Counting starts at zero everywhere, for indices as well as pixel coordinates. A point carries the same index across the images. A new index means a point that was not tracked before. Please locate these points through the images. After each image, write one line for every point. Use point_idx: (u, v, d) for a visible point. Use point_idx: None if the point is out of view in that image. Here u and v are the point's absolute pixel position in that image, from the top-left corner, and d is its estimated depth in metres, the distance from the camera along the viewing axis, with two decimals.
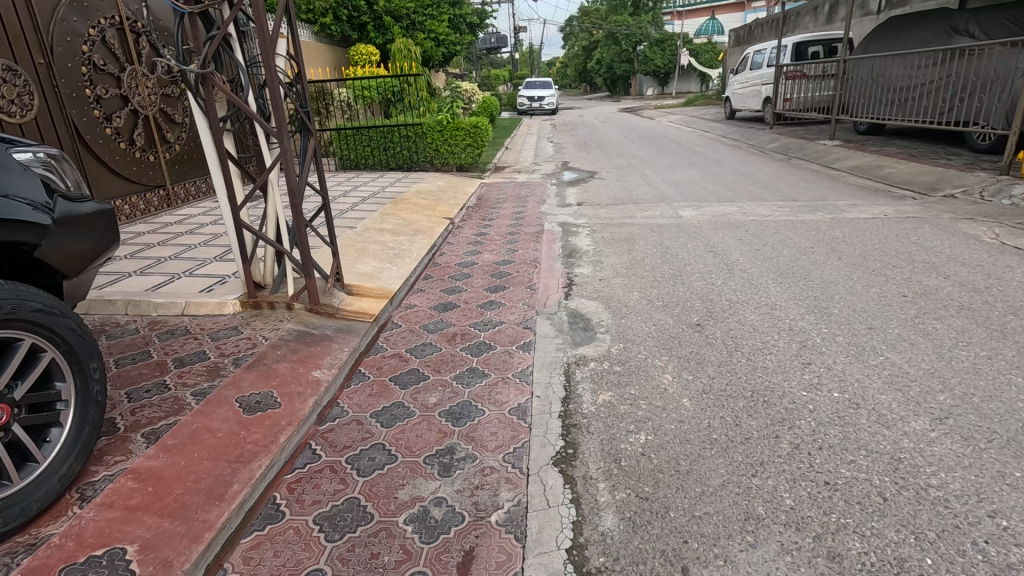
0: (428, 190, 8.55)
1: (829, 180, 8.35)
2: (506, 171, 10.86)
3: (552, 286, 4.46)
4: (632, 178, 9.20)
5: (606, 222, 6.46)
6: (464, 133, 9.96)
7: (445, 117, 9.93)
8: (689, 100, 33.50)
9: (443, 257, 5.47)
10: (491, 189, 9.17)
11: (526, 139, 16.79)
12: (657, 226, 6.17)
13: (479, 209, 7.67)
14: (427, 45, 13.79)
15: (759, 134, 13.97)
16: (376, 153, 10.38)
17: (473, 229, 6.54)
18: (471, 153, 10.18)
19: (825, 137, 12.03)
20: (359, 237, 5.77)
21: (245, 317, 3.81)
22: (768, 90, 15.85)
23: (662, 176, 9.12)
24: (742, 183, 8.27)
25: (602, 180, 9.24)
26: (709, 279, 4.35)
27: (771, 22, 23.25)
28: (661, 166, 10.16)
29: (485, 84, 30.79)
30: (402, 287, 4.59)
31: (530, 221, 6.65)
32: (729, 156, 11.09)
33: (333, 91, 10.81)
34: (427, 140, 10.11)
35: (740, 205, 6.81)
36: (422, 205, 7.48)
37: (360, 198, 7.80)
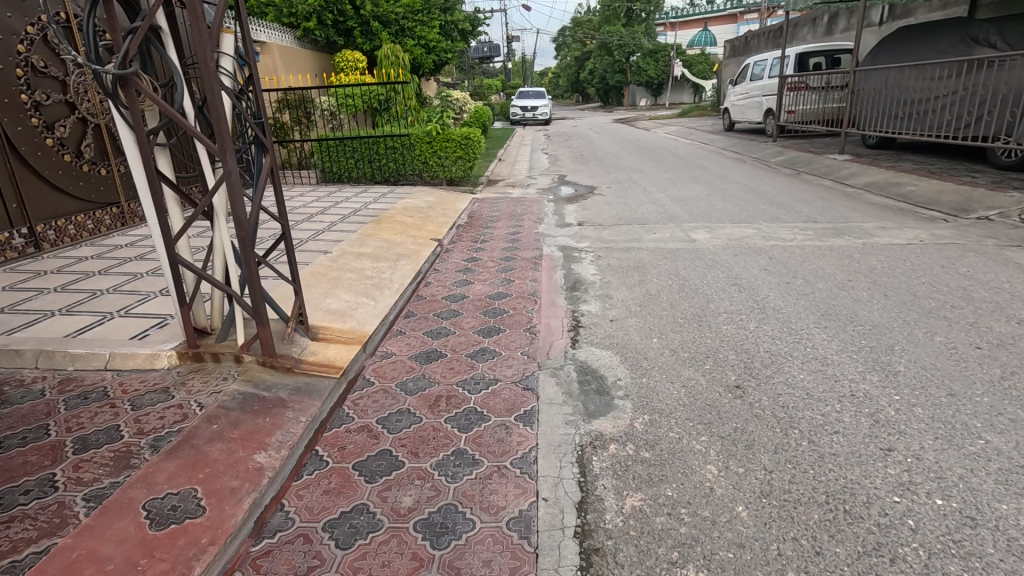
0: (415, 206, 7.89)
1: (847, 198, 7.79)
2: (500, 185, 10.21)
3: (555, 328, 3.79)
4: (634, 195, 8.59)
5: (611, 246, 5.83)
6: (455, 145, 9.38)
7: (435, 128, 9.31)
8: (684, 110, 33.11)
9: (429, 289, 4.79)
10: (484, 205, 8.52)
11: (520, 150, 16.21)
12: (669, 250, 5.55)
13: (470, 229, 7.00)
14: (417, 52, 13.18)
15: (762, 147, 13.44)
16: (361, 165, 9.69)
17: (463, 253, 5.87)
18: (463, 166, 9.54)
19: (833, 150, 11.51)
20: (333, 264, 5.08)
21: (181, 374, 3.10)
22: (770, 102, 15.36)
23: (667, 193, 8.52)
24: (754, 201, 7.68)
25: (602, 196, 8.63)
26: (740, 322, 3.71)
27: (767, 32, 22.92)
28: (665, 182, 9.56)
29: (476, 93, 30.33)
30: (379, 329, 3.90)
31: (526, 244, 6.01)
32: (735, 171, 10.53)
33: (315, 99, 10.12)
34: (416, 151, 9.45)
35: (757, 226, 6.21)
36: (408, 224, 6.81)
37: (340, 216, 7.13)
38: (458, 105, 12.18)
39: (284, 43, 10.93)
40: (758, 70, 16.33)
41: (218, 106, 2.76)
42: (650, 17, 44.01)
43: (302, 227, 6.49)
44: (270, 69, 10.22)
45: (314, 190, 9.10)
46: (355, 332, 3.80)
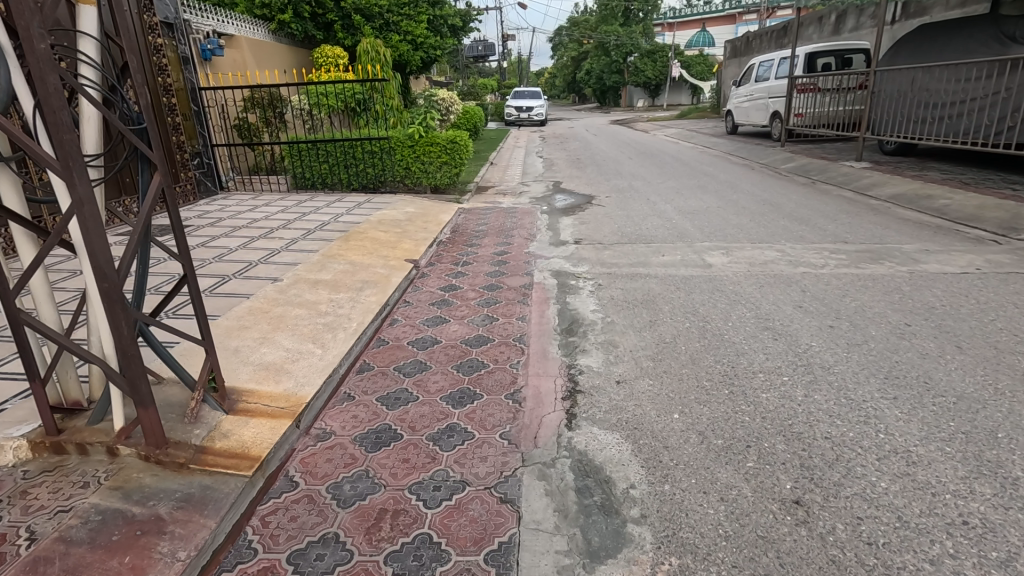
0: (393, 219, 7.05)
1: (873, 212, 7.01)
2: (490, 193, 9.38)
3: (546, 395, 2.95)
4: (637, 206, 7.76)
5: (613, 271, 5.00)
6: (440, 149, 8.56)
7: (417, 130, 8.48)
8: (683, 112, 32.41)
9: (395, 329, 3.95)
10: (471, 217, 7.70)
11: (515, 153, 15.41)
12: (681, 278, 4.73)
13: (452, 246, 6.15)
14: (403, 49, 12.33)
15: (770, 152, 12.63)
16: (336, 170, 8.79)
17: (441, 278, 5.03)
18: (448, 173, 8.72)
19: (848, 156, 10.73)
20: (280, 297, 4.21)
21: (28, 476, 2.26)
22: (776, 105, 14.59)
23: (673, 205, 7.70)
24: (770, 215, 6.89)
25: (602, 207, 7.81)
26: (783, 390, 2.88)
27: (770, 33, 22.25)
28: (669, 191, 8.75)
29: (469, 93, 29.51)
30: (320, 394, 3.05)
31: (514, 267, 5.18)
32: (744, 178, 9.75)
33: (288, 97, 9.24)
34: (397, 156, 8.60)
35: (780, 248, 5.40)
36: (380, 242, 5.97)
37: (305, 230, 6.29)
38: (445, 105, 11.32)
39: (258, 36, 10.02)
40: (763, 71, 15.55)
41: (60, 107, 1.90)
42: (648, 17, 43.32)
43: (256, 244, 5.63)
44: (239, 64, 9.31)
45: (283, 198, 8.22)
46: (288, 399, 2.95)
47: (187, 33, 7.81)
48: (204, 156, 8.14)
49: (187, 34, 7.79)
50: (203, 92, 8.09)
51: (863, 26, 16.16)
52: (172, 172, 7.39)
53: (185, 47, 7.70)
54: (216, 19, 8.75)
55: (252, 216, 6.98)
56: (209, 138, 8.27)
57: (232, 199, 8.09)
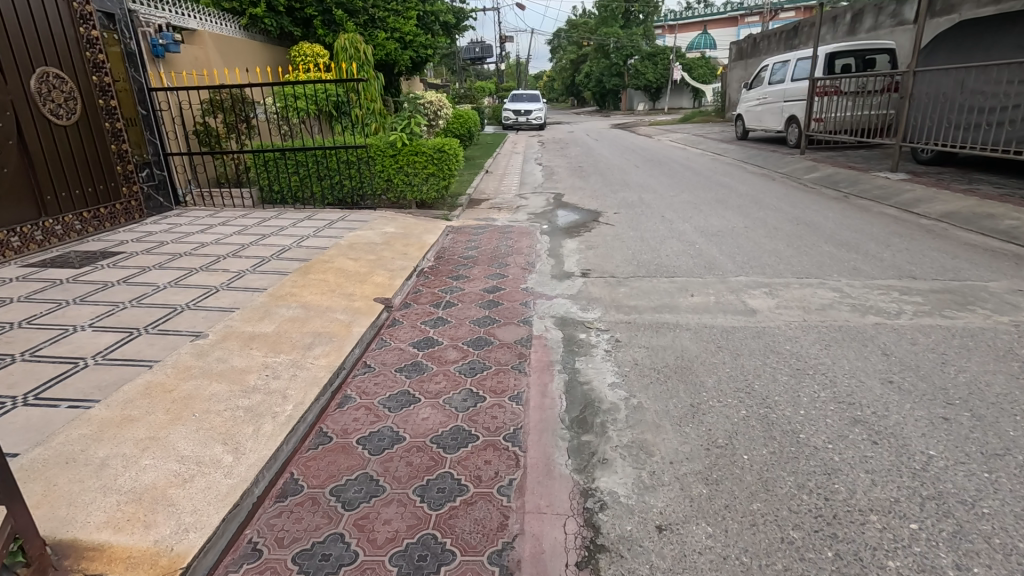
0: (368, 242, 6.02)
1: (929, 234, 6.02)
2: (483, 208, 8.38)
3: (553, 557, 1.94)
4: (651, 226, 6.76)
5: (632, 318, 3.98)
6: (426, 159, 7.54)
7: (400, 138, 7.48)
8: (685, 116, 31.51)
9: (345, 413, 2.92)
10: (461, 237, 6.69)
11: (513, 160, 14.41)
12: (721, 330, 3.72)
13: (435, 279, 5.12)
14: (390, 47, 11.32)
15: (789, 160, 11.63)
16: (308, 183, 7.75)
17: (417, 327, 4.00)
18: (435, 186, 7.71)
19: (879, 166, 9.74)
20: (196, 363, 3.16)
21: None
22: (792, 108, 13.61)
23: (693, 225, 6.70)
24: (809, 238, 5.90)
25: (610, 226, 6.82)
26: (919, 555, 1.86)
27: (779, 34, 21.40)
28: (685, 207, 7.75)
29: (464, 95, 28.53)
30: (209, 548, 2.01)
31: (509, 311, 4.17)
32: (766, 191, 8.77)
33: (256, 100, 8.23)
34: (377, 167, 7.59)
35: (836, 286, 4.40)
36: (348, 275, 4.93)
37: (260, 258, 5.25)
38: (433, 109, 10.30)
39: (225, 32, 8.98)
40: (777, 72, 14.56)
41: None
42: (649, 19, 42.51)
43: (193, 278, 4.59)
44: (202, 62, 8.28)
45: (246, 214, 7.18)
46: (152, 565, 1.90)
47: (134, 24, 6.80)
48: (155, 166, 7.10)
49: (134, 26, 6.77)
50: (154, 93, 7.07)
51: (881, 26, 15.21)
52: (113, 186, 6.35)
53: (131, 41, 6.68)
54: (173, 12, 7.72)
55: (203, 238, 5.95)
56: (162, 145, 7.23)
57: (188, 216, 7.05)
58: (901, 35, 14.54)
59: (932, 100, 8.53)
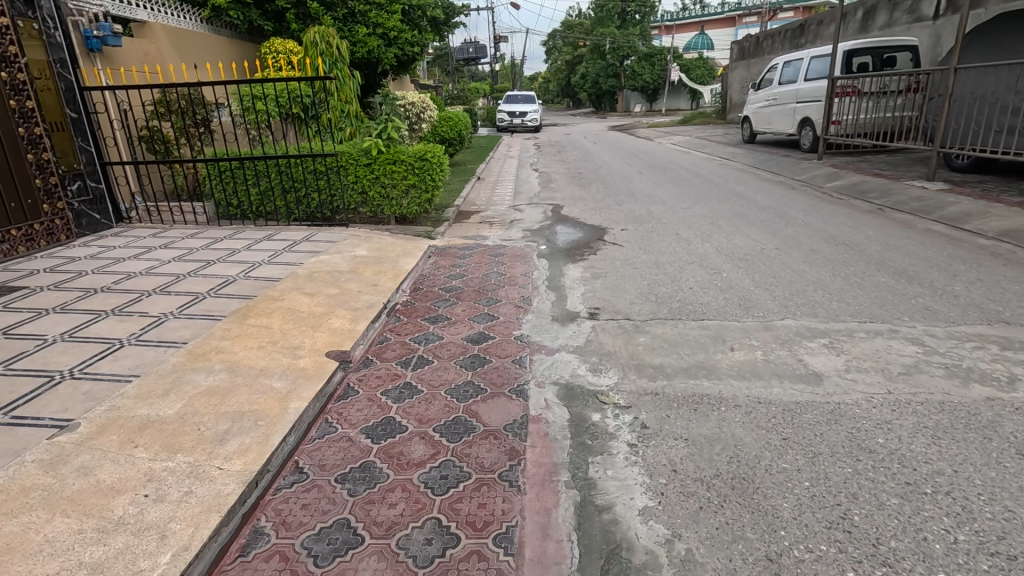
0: (332, 269, 5.05)
1: (996, 257, 5.10)
2: (473, 223, 7.44)
3: None
4: (666, 246, 5.84)
5: (660, 387, 3.03)
6: (405, 169, 6.56)
7: (375, 145, 6.51)
8: (683, 117, 30.67)
9: (248, 568, 1.95)
10: (445, 260, 5.75)
11: (507, 165, 13.48)
12: (782, 410, 2.77)
13: (408, 320, 4.17)
14: (372, 44, 10.39)
15: (806, 166, 10.72)
16: (270, 196, 6.74)
17: (376, 401, 3.02)
18: (417, 200, 6.74)
19: (909, 174, 8.85)
20: (41, 482, 2.19)
21: None
22: (806, 110, 12.72)
23: (714, 246, 5.78)
24: (855, 264, 4.99)
25: (618, 247, 5.88)
26: None
27: (783, 32, 20.62)
28: (702, 222, 6.83)
29: (457, 97, 27.58)
30: None
31: (499, 376, 3.21)
32: (788, 202, 7.87)
33: (216, 101, 7.25)
34: (349, 178, 6.61)
35: (912, 336, 3.48)
36: (299, 318, 3.96)
37: (194, 294, 4.27)
38: (415, 110, 9.32)
39: (183, 26, 8.01)
40: (787, 71, 13.67)
41: None
42: (645, 19, 41.72)
43: (97, 327, 3.62)
44: (154, 57, 7.28)
45: (196, 233, 6.20)
46: None
47: (61, 13, 5.79)
48: (89, 177, 6.08)
49: (60, 15, 5.77)
50: (88, 93, 6.07)
51: (897, 22, 14.33)
52: (31, 203, 5.34)
53: (56, 32, 5.68)
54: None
55: (133, 266, 4.96)
56: (99, 154, 6.22)
57: (128, 236, 6.06)
58: (918, 32, 13.67)
59: (976, 100, 7.62)
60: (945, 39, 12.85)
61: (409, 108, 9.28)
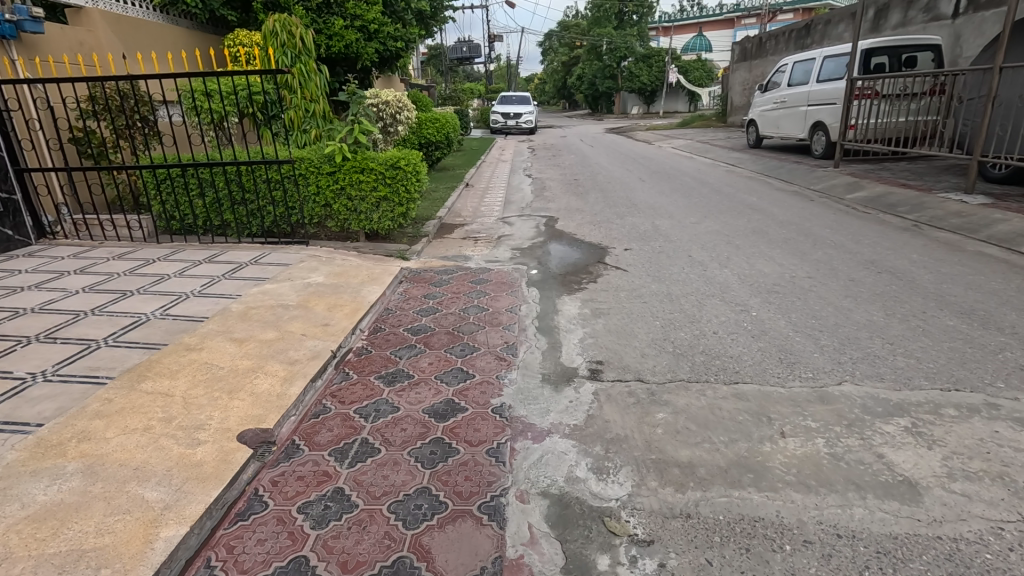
0: (276, 304, 4.14)
1: None
2: (456, 239, 6.56)
3: None
4: (678, 272, 4.97)
5: (692, 505, 2.13)
6: (375, 178, 5.66)
7: (340, 150, 5.59)
8: (682, 120, 29.90)
9: None
10: (418, 287, 4.86)
11: (499, 170, 12.62)
12: (875, 554, 1.88)
13: (358, 379, 3.26)
14: (349, 37, 9.57)
15: (821, 174, 9.89)
16: (218, 209, 5.79)
17: (287, 525, 2.11)
18: (389, 215, 5.84)
19: (940, 185, 8.02)
20: None
21: None
22: (817, 113, 11.92)
23: (736, 273, 4.91)
24: (910, 300, 4.13)
25: (622, 273, 5.01)
26: None
27: (787, 32, 19.89)
28: (716, 241, 5.97)
29: (450, 97, 26.70)
30: None
31: (467, 482, 2.30)
32: (810, 216, 7.02)
33: (162, 98, 6.30)
34: (311, 189, 5.70)
35: (1020, 416, 2.61)
36: (215, 378, 3.06)
37: (86, 342, 3.36)
38: (390, 111, 8.41)
39: (131, 14, 7.05)
40: (796, 72, 12.86)
41: None
42: (643, 20, 40.98)
43: None
44: (92, 47, 6.29)
45: (126, 253, 5.28)
46: None
47: None
48: None
49: None
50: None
51: (912, 21, 13.55)
52: None
53: None
54: None
55: (29, 299, 4.05)
56: (12, 159, 5.28)
57: (44, 256, 5.15)
58: (936, 31, 12.90)
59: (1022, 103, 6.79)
60: (967, 40, 12.12)
61: (383, 109, 8.38)
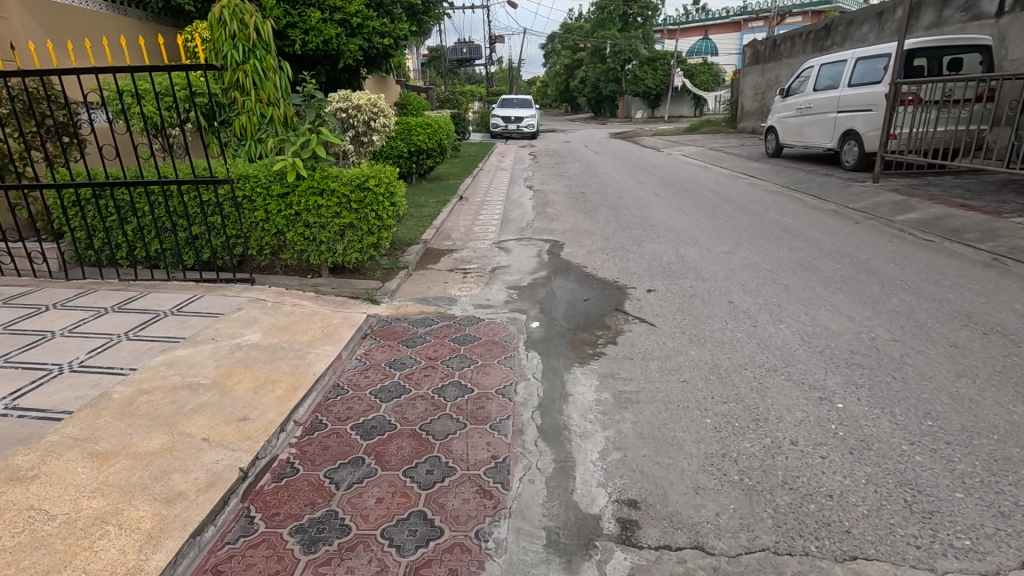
0: (181, 383, 3.03)
1: None
2: (441, 272, 5.46)
3: None
4: (721, 328, 3.87)
5: None
6: (337, 201, 4.56)
7: (293, 165, 4.47)
8: (690, 125, 28.70)
9: None
10: (384, 349, 3.76)
11: (497, 180, 11.56)
12: None
13: (265, 533, 2.13)
14: (327, 32, 8.51)
15: (859, 190, 8.80)
16: (143, 239, 4.63)
17: None
18: (356, 247, 4.73)
19: (1007, 206, 6.91)
20: None
21: None
22: (847, 121, 10.82)
23: (796, 331, 3.80)
24: None
25: (649, 329, 3.90)
26: None
27: (804, 34, 18.81)
28: (759, 280, 4.87)
29: (448, 100, 25.68)
30: None
31: None
32: (862, 245, 5.92)
33: (85, 99, 5.16)
34: (257, 215, 4.58)
35: None
36: (32, 545, 1.95)
37: None
38: (364, 117, 7.38)
39: None
40: (822, 76, 11.77)
41: None
42: (648, 21, 39.86)
43: None
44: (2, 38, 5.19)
45: (17, 297, 4.16)
46: None
47: None
48: None
49: None
50: None
51: (948, 21, 12.45)
52: None
53: None
54: None
55: None
56: None
57: None
58: (977, 31, 11.78)
59: None
60: (1014, 41, 11.02)
61: (356, 115, 7.34)
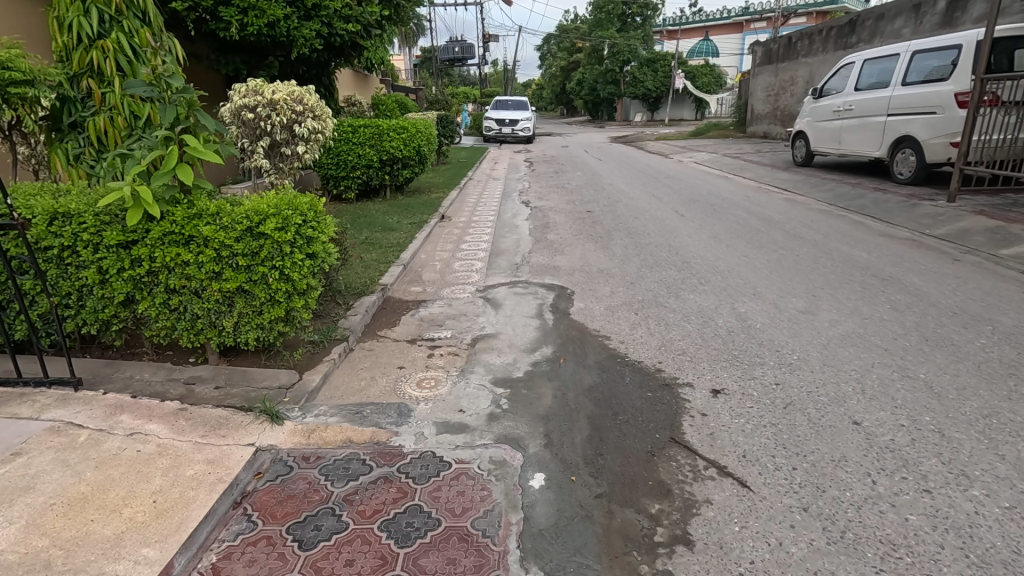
0: None
1: None
2: (396, 346, 3.71)
3: None
4: (869, 501, 2.15)
5: None
6: (215, 252, 2.82)
7: (134, 196, 2.68)
8: (694, 130, 27.05)
9: None
10: (254, 550, 2.01)
11: (489, 193, 9.85)
12: None
13: None
14: (272, 12, 6.79)
15: (932, 211, 7.13)
16: None
17: None
18: (252, 322, 2.98)
19: None
20: None
21: None
22: (899, 125, 9.15)
23: (1011, 511, 2.09)
24: None
25: (741, 501, 2.17)
26: None
27: (824, 30, 17.18)
28: (879, 373, 3.16)
29: (437, 102, 23.91)
30: None
31: None
32: (991, 300, 4.23)
33: None
34: (86, 275, 2.82)
35: None
36: None
37: None
38: (281, 118, 5.71)
39: None
40: (866, 73, 10.11)
41: None
42: (647, 21, 38.25)
43: None
44: None
45: None
46: None
47: None
48: None
49: None
50: None
51: (1006, 12, 10.82)
52: None
53: None
54: None
55: None
56: None
57: None
58: None
59: None
60: None
61: (270, 116, 5.67)
